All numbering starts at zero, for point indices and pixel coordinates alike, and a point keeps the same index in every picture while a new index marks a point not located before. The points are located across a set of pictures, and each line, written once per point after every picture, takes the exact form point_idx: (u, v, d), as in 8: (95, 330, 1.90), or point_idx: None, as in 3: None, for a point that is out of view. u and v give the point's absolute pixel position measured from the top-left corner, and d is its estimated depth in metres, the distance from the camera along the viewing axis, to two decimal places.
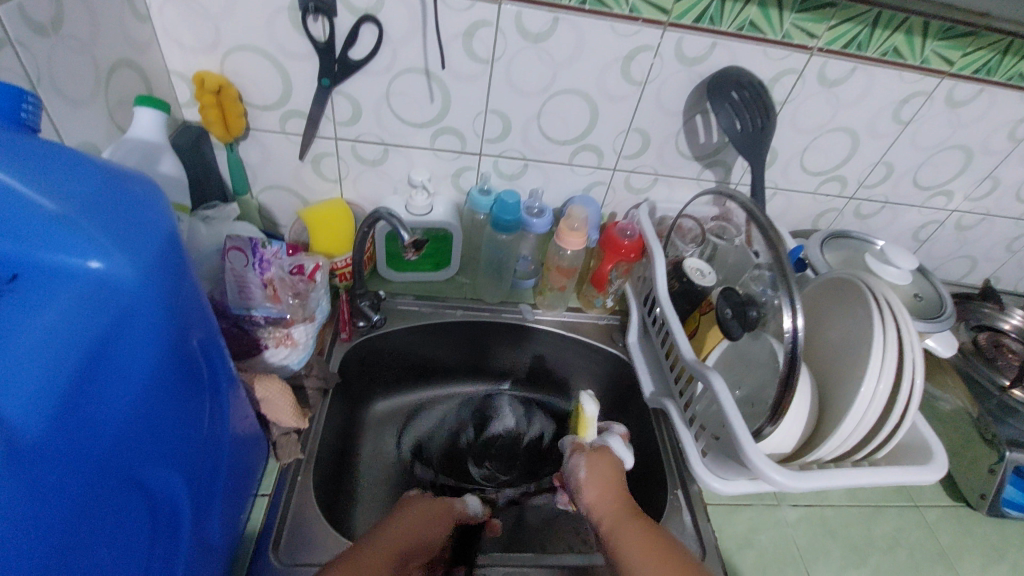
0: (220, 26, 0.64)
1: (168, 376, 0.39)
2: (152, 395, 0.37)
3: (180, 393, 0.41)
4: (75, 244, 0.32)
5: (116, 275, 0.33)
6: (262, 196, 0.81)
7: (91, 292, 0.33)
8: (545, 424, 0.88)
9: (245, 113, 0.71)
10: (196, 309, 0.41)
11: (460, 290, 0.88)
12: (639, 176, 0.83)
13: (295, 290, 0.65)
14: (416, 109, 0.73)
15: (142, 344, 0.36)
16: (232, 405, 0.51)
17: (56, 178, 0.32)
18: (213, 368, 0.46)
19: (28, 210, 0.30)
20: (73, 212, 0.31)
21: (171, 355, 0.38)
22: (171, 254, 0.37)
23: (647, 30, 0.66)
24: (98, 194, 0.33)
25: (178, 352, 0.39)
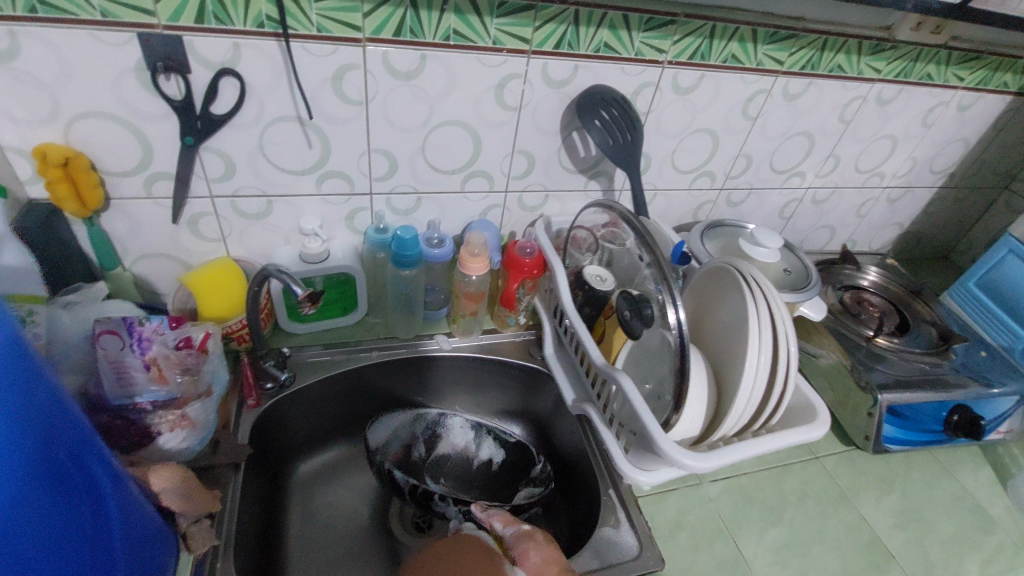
0: (57, 95, 0.58)
1: (37, 489, 0.35)
2: (22, 513, 0.33)
3: (53, 507, 0.36)
4: None
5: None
6: (136, 266, 0.75)
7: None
8: (494, 448, 0.86)
9: (102, 183, 0.66)
10: (56, 409, 0.38)
11: (372, 331, 0.87)
12: (531, 195, 0.86)
13: (183, 366, 0.60)
14: (294, 157, 0.71)
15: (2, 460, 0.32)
16: (120, 508, 0.46)
17: None
18: (90, 472, 0.42)
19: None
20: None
21: (35, 465, 0.35)
22: (15, 359, 0.33)
23: (513, 59, 0.69)
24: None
25: (44, 461, 0.36)
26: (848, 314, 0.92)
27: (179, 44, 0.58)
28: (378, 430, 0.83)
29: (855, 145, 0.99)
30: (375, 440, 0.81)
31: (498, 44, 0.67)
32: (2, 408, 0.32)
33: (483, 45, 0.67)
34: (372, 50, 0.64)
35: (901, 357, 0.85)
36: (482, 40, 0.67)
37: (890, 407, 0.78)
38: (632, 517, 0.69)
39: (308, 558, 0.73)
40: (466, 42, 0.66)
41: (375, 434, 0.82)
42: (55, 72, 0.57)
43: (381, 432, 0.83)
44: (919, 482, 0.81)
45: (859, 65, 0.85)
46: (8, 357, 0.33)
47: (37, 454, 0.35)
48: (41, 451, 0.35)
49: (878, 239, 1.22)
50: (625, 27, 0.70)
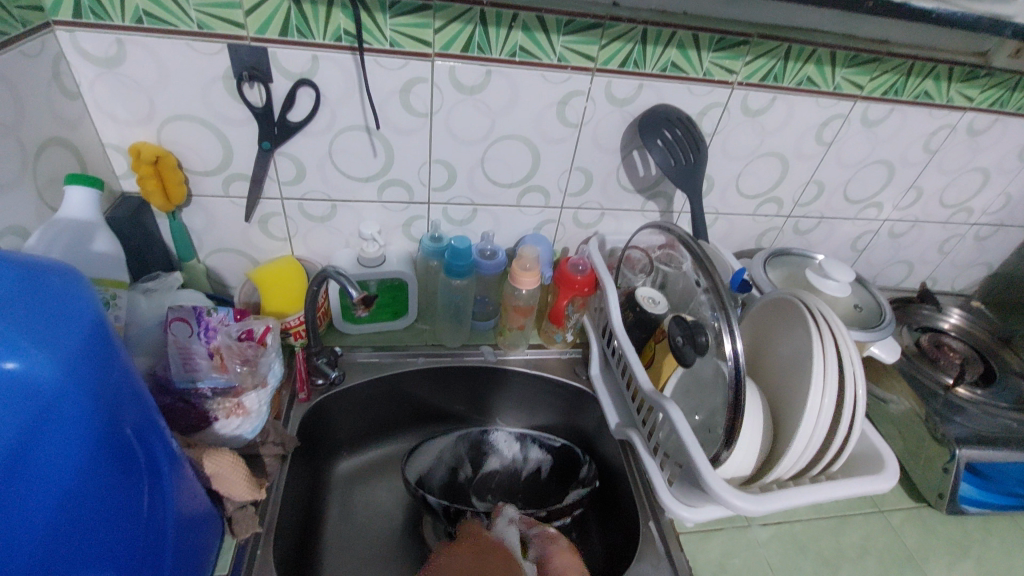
0: (154, 98, 0.64)
1: (99, 464, 0.37)
2: (75, 490, 0.36)
3: (113, 484, 0.39)
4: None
5: (37, 376, 0.32)
6: (209, 259, 0.80)
7: (11, 396, 0.31)
8: (541, 455, 0.85)
9: (186, 180, 0.71)
10: (127, 394, 0.40)
11: (420, 337, 0.88)
12: (587, 212, 0.85)
13: (243, 357, 0.63)
14: (359, 165, 0.74)
15: (64, 440, 0.34)
16: (176, 486, 0.49)
17: None
18: (152, 452, 0.44)
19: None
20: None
21: (99, 447, 0.37)
22: (96, 346, 0.35)
23: (577, 76, 0.69)
24: (13, 293, 0.32)
25: (108, 443, 0.38)
26: (925, 358, 0.86)
27: (263, 55, 0.62)
28: (419, 455, 0.83)
29: (940, 177, 0.92)
30: (416, 466, 0.82)
31: (563, 61, 0.68)
32: (73, 394, 0.34)
33: (547, 62, 0.68)
34: (440, 65, 0.66)
35: (984, 410, 0.77)
36: (548, 57, 0.67)
37: (970, 465, 0.71)
38: (672, 553, 0.66)
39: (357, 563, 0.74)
40: (531, 58, 0.67)
41: (413, 459, 0.82)
42: (154, 77, 0.62)
43: (421, 459, 0.83)
44: (1002, 552, 0.72)
45: (949, 92, 0.80)
46: (87, 348, 0.34)
47: (103, 436, 0.37)
48: (107, 434, 0.37)
49: (962, 279, 1.12)
50: (694, 47, 0.69)
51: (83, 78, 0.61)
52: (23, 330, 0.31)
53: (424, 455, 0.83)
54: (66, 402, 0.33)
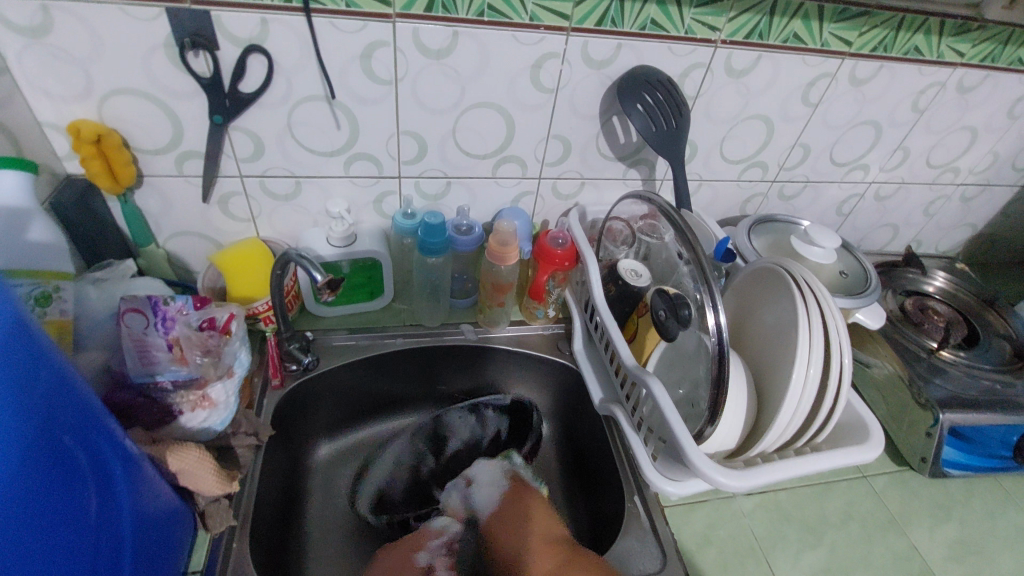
0: (90, 70, 0.58)
1: (40, 473, 0.34)
2: (23, 502, 0.32)
3: (58, 493, 0.36)
4: None
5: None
6: (170, 244, 0.76)
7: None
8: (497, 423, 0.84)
9: (135, 160, 0.66)
10: (55, 391, 0.36)
11: (398, 317, 0.85)
12: (566, 182, 0.82)
13: (205, 347, 0.59)
14: (322, 138, 0.69)
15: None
16: (129, 491, 0.46)
17: None
18: (97, 458, 0.41)
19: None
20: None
21: (34, 450, 0.34)
22: (19, 343, 0.32)
23: (551, 37, 0.65)
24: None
25: (43, 444, 0.34)
26: (910, 322, 0.85)
27: (207, 19, 0.56)
28: (373, 470, 0.78)
29: (928, 137, 0.89)
30: (371, 483, 0.77)
31: (535, 20, 0.63)
32: (2, 392, 0.31)
33: (519, 21, 0.63)
34: (402, 27, 0.61)
35: (967, 372, 0.77)
36: (518, 16, 0.62)
37: (954, 428, 0.71)
38: (657, 528, 0.66)
39: (323, 542, 0.73)
40: (501, 18, 0.62)
41: (366, 479, 0.77)
42: (88, 47, 0.57)
43: (376, 473, 0.78)
44: (981, 512, 0.73)
45: (939, 47, 0.77)
46: (9, 341, 0.32)
47: (36, 437, 0.34)
48: (40, 435, 0.34)
49: (946, 241, 1.11)
50: (674, 3, 0.65)
51: (8, 50, 0.56)
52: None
53: (376, 472, 0.78)
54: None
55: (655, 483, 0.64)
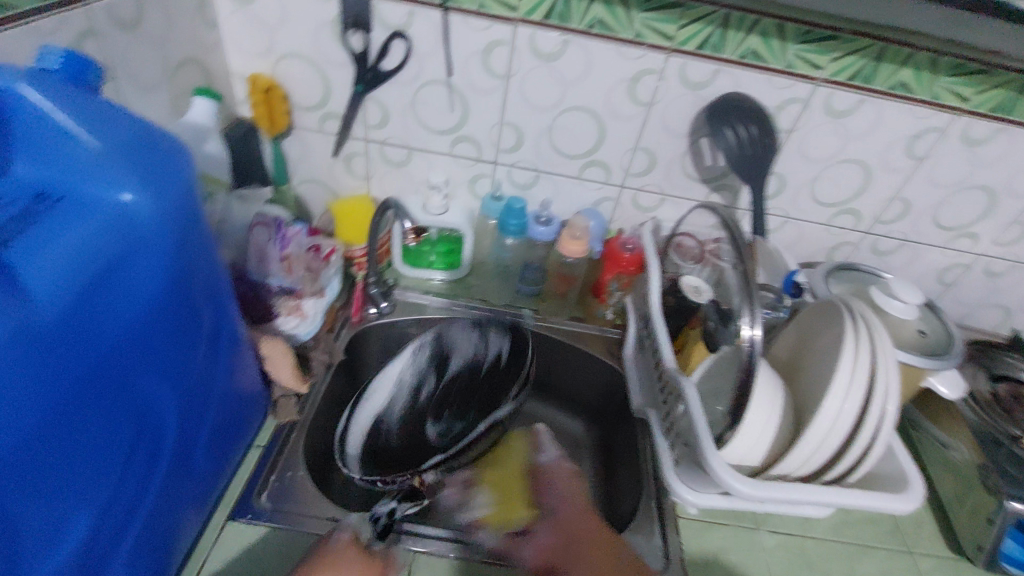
0: (275, 35, 0.74)
1: (171, 302, 0.44)
2: (153, 315, 0.42)
3: (178, 324, 0.46)
4: (109, 181, 0.38)
5: (139, 210, 0.38)
6: (299, 188, 0.91)
7: (117, 222, 0.38)
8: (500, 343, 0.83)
9: (290, 112, 0.81)
10: (200, 250, 0.46)
11: (469, 291, 0.93)
12: (647, 195, 0.86)
13: (309, 267, 0.71)
14: (437, 118, 0.80)
15: (147, 270, 0.41)
16: (229, 352, 0.56)
17: (100, 129, 0.38)
18: (215, 313, 0.51)
19: (79, 144, 0.37)
20: (110, 154, 0.38)
21: (173, 284, 0.43)
22: (188, 203, 0.42)
23: (652, 55, 0.71)
24: (127, 142, 0.39)
25: (181, 282, 0.44)
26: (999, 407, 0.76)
27: (368, 5, 0.70)
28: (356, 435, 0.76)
29: None
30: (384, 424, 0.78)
31: (639, 38, 0.70)
32: (165, 234, 0.40)
33: (624, 37, 0.70)
34: (521, 30, 0.70)
35: None
36: (625, 32, 0.69)
37: (1020, 521, 0.65)
38: (667, 534, 0.66)
39: (362, 465, 0.81)
40: (608, 32, 0.70)
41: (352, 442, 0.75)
42: (278, 17, 0.72)
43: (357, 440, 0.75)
44: None
45: None
46: (181, 197, 0.41)
47: (177, 278, 0.43)
48: (180, 277, 0.44)
49: None
50: (777, 37, 0.69)
51: (222, 13, 0.73)
52: (129, 169, 0.38)
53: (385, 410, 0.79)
54: (157, 239, 0.40)
55: (678, 489, 0.63)
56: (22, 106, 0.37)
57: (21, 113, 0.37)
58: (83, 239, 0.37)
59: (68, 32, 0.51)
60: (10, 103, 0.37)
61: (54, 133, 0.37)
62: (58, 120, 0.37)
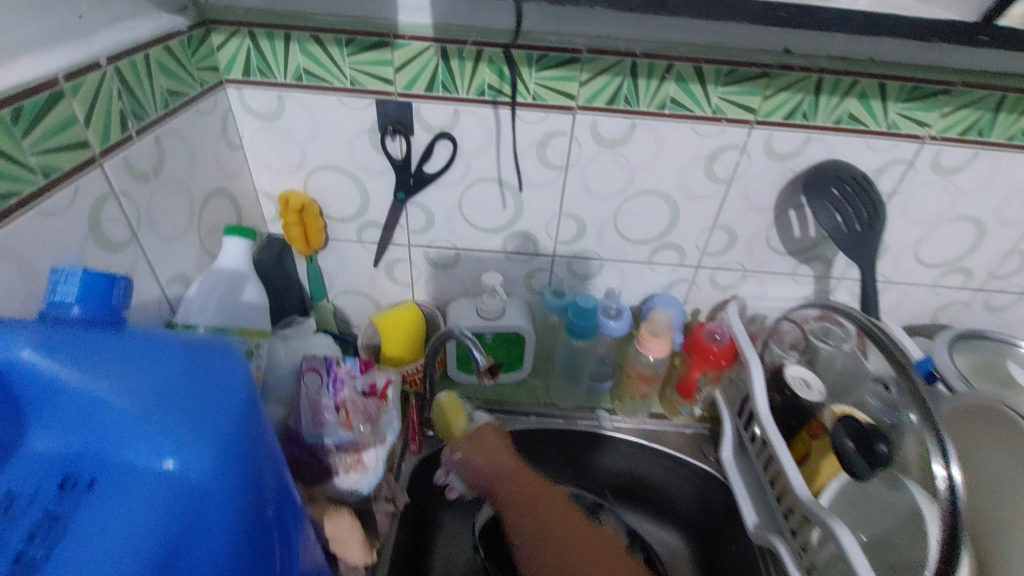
0: (305, 150, 0.66)
1: (248, 558, 0.33)
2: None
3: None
4: (154, 440, 0.31)
5: (192, 472, 0.31)
6: (337, 299, 0.82)
7: (169, 486, 0.30)
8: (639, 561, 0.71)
9: (325, 226, 0.73)
10: (270, 472, 0.36)
11: (532, 393, 0.83)
12: (726, 274, 0.76)
13: (366, 414, 0.61)
14: (488, 216, 0.72)
15: (209, 540, 0.31)
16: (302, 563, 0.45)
17: (133, 372, 0.31)
18: (286, 538, 0.41)
19: (115, 410, 0.30)
20: (150, 409, 0.30)
21: (247, 534, 0.33)
22: (251, 427, 0.33)
23: (733, 129, 0.62)
24: (169, 383, 0.31)
25: (256, 526, 0.34)
26: None
27: (408, 109, 0.62)
28: None
29: None
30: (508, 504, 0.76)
31: (718, 113, 0.61)
32: (229, 479, 0.31)
33: (701, 114, 0.61)
34: (582, 118, 0.62)
35: None
36: (701, 109, 0.61)
37: None
38: None
39: None
40: (682, 110, 0.61)
41: None
42: (308, 131, 0.65)
43: None
44: None
45: None
46: (241, 424, 0.32)
47: (249, 529, 0.33)
48: (253, 526, 0.33)
49: None
50: (879, 97, 0.60)
51: (246, 132, 0.65)
52: (175, 421, 0.31)
53: None
54: (220, 489, 0.31)
55: None
56: (33, 372, 0.30)
57: (32, 382, 0.30)
58: (130, 537, 0.29)
59: (81, 203, 0.43)
60: (17, 374, 0.30)
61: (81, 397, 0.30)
62: (82, 381, 0.30)
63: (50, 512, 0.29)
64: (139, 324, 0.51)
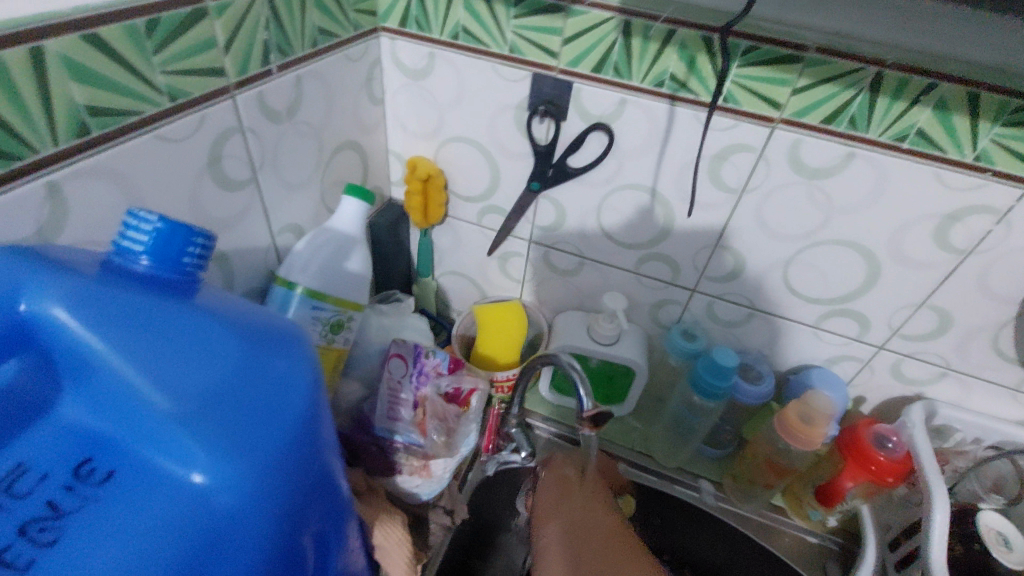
0: (445, 116, 0.60)
1: None
2: None
3: None
4: (183, 451, 0.24)
5: (221, 501, 0.24)
6: (442, 279, 0.77)
7: (191, 513, 0.24)
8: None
9: (447, 201, 0.67)
10: (318, 500, 0.30)
11: (627, 436, 0.72)
12: (918, 366, 0.59)
13: (443, 420, 0.56)
14: (628, 229, 0.61)
15: None
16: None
17: (182, 360, 0.25)
18: (324, 566, 0.35)
19: (149, 404, 0.24)
20: (188, 410, 0.24)
21: None
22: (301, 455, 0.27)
23: (999, 186, 0.45)
24: (219, 384, 0.25)
25: (284, 570, 0.28)
26: None
27: (568, 89, 0.53)
28: None
29: None
30: None
31: (982, 161, 0.44)
32: (262, 519, 0.25)
33: (956, 158, 0.45)
34: (782, 135, 0.48)
35: None
36: (958, 152, 0.45)
37: None
38: None
39: None
40: (928, 148, 0.45)
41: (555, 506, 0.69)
42: (452, 96, 0.58)
43: None
44: None
45: None
46: (291, 453, 0.26)
47: (277, 572, 0.27)
48: (284, 568, 0.27)
49: None
50: None
51: (390, 88, 0.60)
52: (211, 432, 0.24)
53: None
54: (248, 528, 0.25)
55: None
56: (69, 333, 0.25)
57: (68, 343, 0.25)
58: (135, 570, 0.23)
59: (204, 133, 0.40)
60: (56, 330, 0.25)
61: (117, 376, 0.25)
62: (120, 355, 0.25)
63: (51, 510, 0.24)
64: (240, 269, 0.47)
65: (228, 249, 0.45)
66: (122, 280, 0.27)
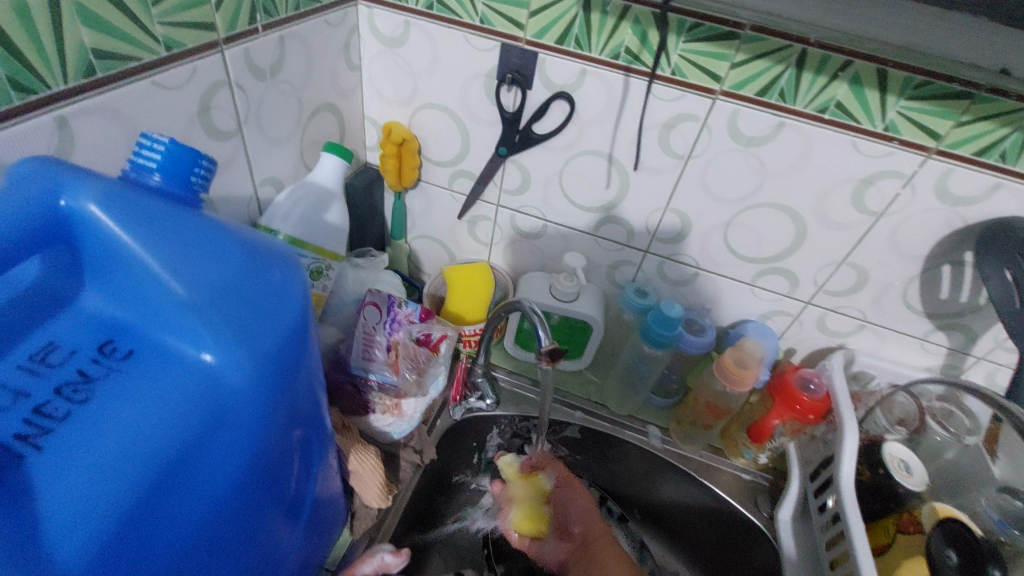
0: (419, 83, 0.64)
1: (260, 478, 0.32)
2: (235, 502, 0.31)
3: (260, 503, 0.33)
4: (194, 334, 0.29)
5: (225, 377, 0.29)
6: (414, 242, 0.81)
7: (200, 387, 0.29)
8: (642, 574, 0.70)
9: (420, 166, 0.71)
10: (305, 397, 0.34)
11: (584, 388, 0.78)
12: (840, 319, 0.66)
13: (415, 361, 0.59)
14: (588, 193, 0.66)
15: (229, 452, 0.29)
16: (319, 493, 0.43)
17: (192, 259, 0.29)
18: (309, 466, 0.39)
19: (165, 292, 0.29)
20: (198, 299, 0.29)
21: (264, 455, 0.31)
22: (293, 349, 0.31)
23: (904, 154, 0.52)
24: (224, 280, 0.29)
25: (275, 449, 0.32)
26: None
27: (533, 60, 0.57)
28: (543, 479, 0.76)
29: None
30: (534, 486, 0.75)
31: (890, 131, 0.51)
32: (258, 398, 0.29)
33: (868, 128, 0.52)
34: (722, 106, 0.54)
35: None
36: (870, 122, 0.51)
37: None
38: None
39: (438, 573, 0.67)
40: (846, 119, 0.52)
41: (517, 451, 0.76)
42: (426, 64, 0.62)
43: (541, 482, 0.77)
44: None
45: None
46: (285, 344, 0.30)
47: (269, 450, 0.31)
48: (275, 447, 0.32)
49: None
50: None
51: (366, 55, 0.64)
52: (218, 319, 0.29)
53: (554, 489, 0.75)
54: (247, 404, 0.29)
55: None
56: (92, 232, 0.29)
57: (92, 240, 0.29)
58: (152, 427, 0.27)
59: (196, 83, 0.43)
60: (81, 226, 0.29)
61: (136, 268, 0.29)
62: (138, 251, 0.29)
63: (81, 375, 0.28)
64: (225, 216, 0.51)
65: (216, 195, 0.49)
66: (141, 191, 0.31)
